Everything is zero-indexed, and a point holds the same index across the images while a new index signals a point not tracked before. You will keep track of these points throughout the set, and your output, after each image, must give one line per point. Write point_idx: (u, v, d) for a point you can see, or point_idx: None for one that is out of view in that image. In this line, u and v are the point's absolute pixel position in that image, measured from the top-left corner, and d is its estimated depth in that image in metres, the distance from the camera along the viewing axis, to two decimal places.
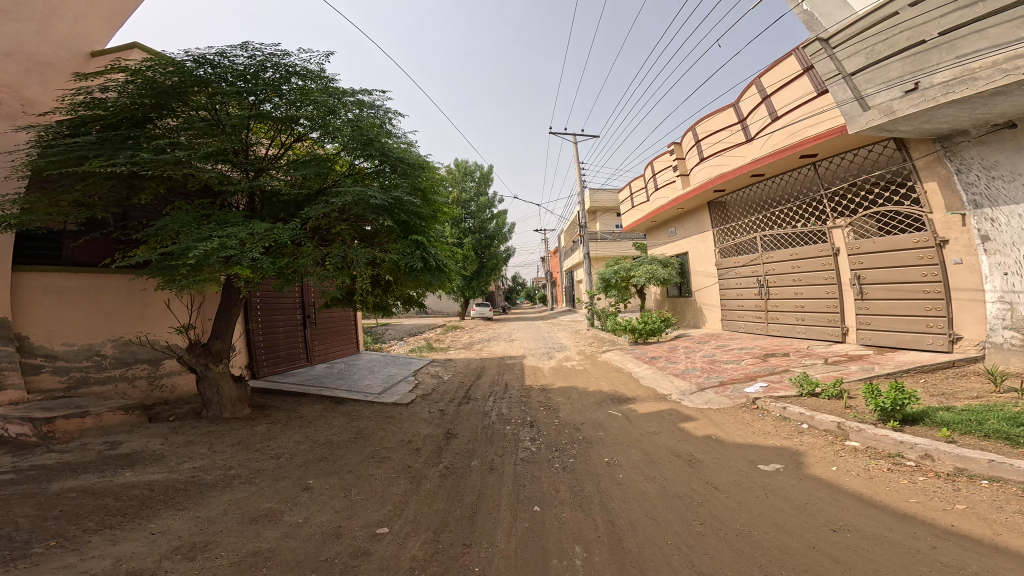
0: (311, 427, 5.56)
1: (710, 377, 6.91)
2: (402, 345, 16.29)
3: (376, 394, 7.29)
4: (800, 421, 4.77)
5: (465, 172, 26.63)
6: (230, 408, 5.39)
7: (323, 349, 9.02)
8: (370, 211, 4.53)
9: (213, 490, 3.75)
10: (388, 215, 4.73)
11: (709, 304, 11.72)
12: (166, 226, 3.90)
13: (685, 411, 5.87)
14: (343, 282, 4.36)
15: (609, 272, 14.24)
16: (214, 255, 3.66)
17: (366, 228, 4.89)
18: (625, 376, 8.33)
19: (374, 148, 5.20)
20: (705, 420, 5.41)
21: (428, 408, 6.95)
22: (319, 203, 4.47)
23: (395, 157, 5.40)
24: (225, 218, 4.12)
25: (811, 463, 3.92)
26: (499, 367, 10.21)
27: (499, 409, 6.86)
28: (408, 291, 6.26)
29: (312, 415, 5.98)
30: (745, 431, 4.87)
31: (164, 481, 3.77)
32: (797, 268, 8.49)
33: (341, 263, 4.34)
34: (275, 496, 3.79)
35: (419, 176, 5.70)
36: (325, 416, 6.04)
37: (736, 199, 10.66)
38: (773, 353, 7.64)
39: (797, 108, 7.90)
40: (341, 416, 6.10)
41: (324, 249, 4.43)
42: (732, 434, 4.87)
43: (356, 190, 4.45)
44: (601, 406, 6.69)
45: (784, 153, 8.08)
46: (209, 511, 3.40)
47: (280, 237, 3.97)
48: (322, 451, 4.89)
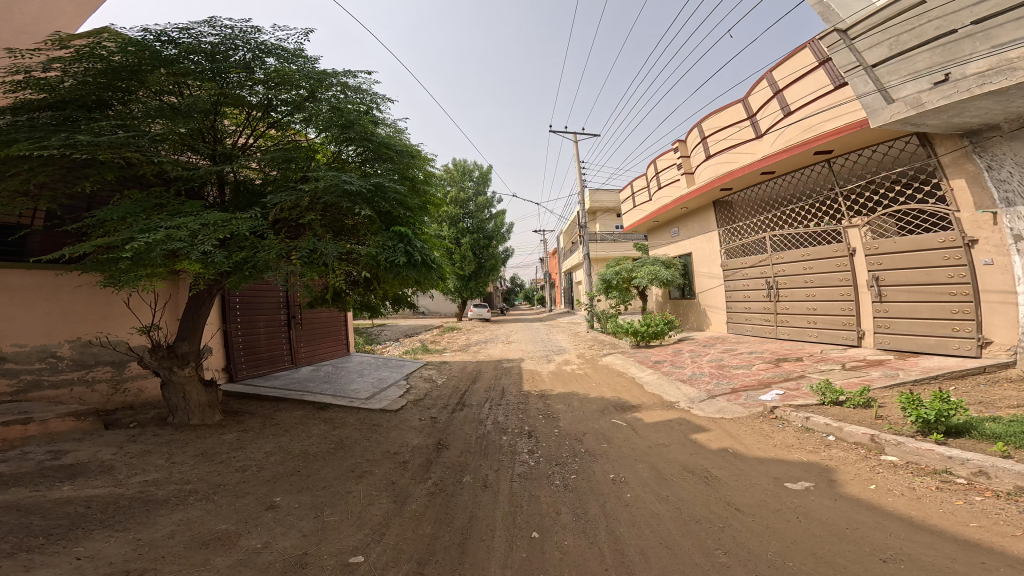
0: (286, 436, 5.09)
1: (720, 384, 6.47)
2: (397, 346, 15.83)
3: (363, 400, 6.81)
4: (825, 432, 4.34)
5: (463, 171, 26.14)
6: (197, 416, 4.93)
7: (309, 351, 8.54)
8: (346, 199, 4.10)
9: (162, 509, 3.30)
10: (367, 205, 4.31)
11: (714, 307, 11.30)
12: (108, 216, 3.47)
13: (695, 420, 5.43)
14: (313, 279, 3.92)
15: (609, 273, 13.82)
16: (158, 247, 3.23)
17: (343, 220, 4.46)
18: (628, 381, 7.90)
19: (359, 135, 4.78)
20: (719, 431, 4.97)
21: (419, 416, 6.49)
22: (287, 192, 4.04)
23: (382, 144, 4.96)
24: (178, 208, 3.69)
25: (843, 480, 3.49)
26: (497, 371, 9.75)
27: (495, 417, 6.41)
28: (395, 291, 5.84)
29: (290, 423, 5.50)
30: (763, 443, 4.44)
31: (106, 497, 3.32)
32: (809, 269, 8.09)
33: (311, 257, 3.90)
34: (233, 516, 3.32)
35: (409, 166, 5.27)
36: (305, 424, 5.56)
37: (744, 198, 10.28)
38: (785, 358, 7.21)
39: (811, 102, 7.54)
40: (322, 425, 5.61)
41: (292, 242, 4.01)
42: (748, 447, 4.44)
43: (330, 176, 4.03)
44: (604, 415, 6.24)
45: (796, 150, 7.72)
46: (152, 533, 2.96)
47: (239, 228, 3.56)
48: (296, 464, 4.41)
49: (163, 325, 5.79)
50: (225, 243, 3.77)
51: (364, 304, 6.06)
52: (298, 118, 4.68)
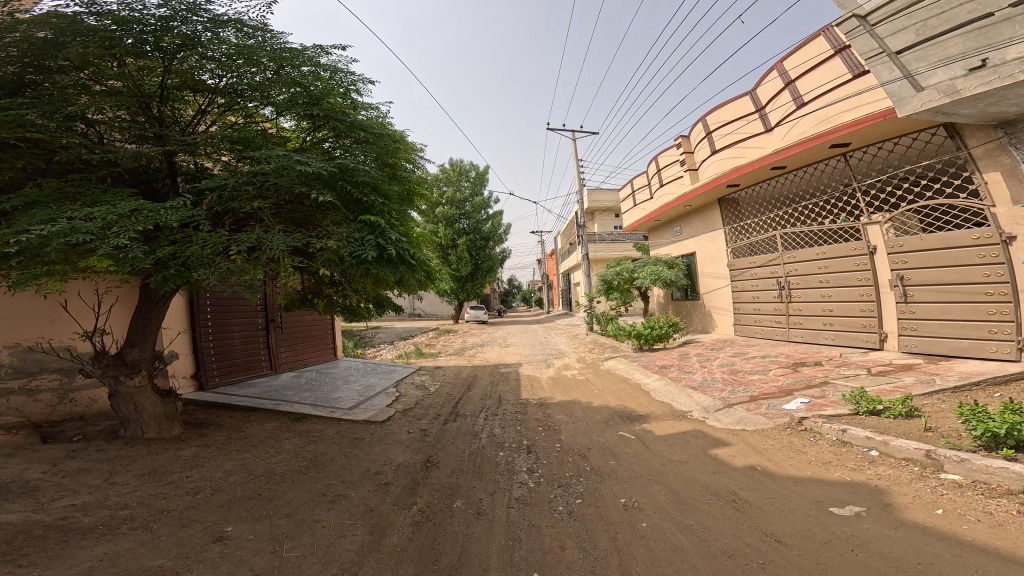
0: (255, 453, 4.51)
1: (736, 391, 5.94)
2: (390, 349, 15.24)
3: (346, 410, 6.25)
4: (866, 446, 3.85)
5: (460, 171, 25.59)
6: (153, 429, 4.37)
7: (291, 356, 7.97)
8: (299, 182, 3.61)
9: (90, 539, 2.74)
10: (327, 191, 3.78)
11: (720, 308, 10.78)
12: (8, 206, 2.99)
13: (713, 433, 4.90)
14: (256, 278, 3.40)
15: (610, 274, 13.31)
16: (58, 240, 2.74)
17: (301, 211, 3.95)
18: (634, 388, 7.37)
19: (326, 116, 4.26)
20: (741, 446, 4.44)
21: (407, 428, 5.92)
22: (230, 178, 3.56)
23: (356, 126, 4.42)
24: (96, 198, 3.21)
25: (901, 506, 2.98)
26: (493, 376, 9.19)
27: (491, 430, 5.86)
28: (374, 291, 5.33)
29: (260, 438, 4.91)
30: (795, 460, 3.91)
31: (21, 524, 2.75)
32: (825, 268, 7.62)
33: (254, 252, 3.39)
34: (172, 549, 2.75)
35: (388, 151, 4.73)
36: (277, 439, 4.97)
37: (751, 195, 9.84)
38: (803, 362, 6.72)
39: (828, 92, 7.08)
40: (297, 440, 5.02)
41: (235, 234, 3.51)
42: (778, 464, 3.92)
43: (282, 159, 3.56)
44: (610, 427, 5.71)
45: (810, 143, 7.29)
46: (67, 571, 2.39)
47: (166, 218, 3.08)
48: (261, 487, 3.84)
49: (109, 331, 5.19)
50: (152, 238, 3.28)
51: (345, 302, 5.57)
52: (262, 101, 4.17)
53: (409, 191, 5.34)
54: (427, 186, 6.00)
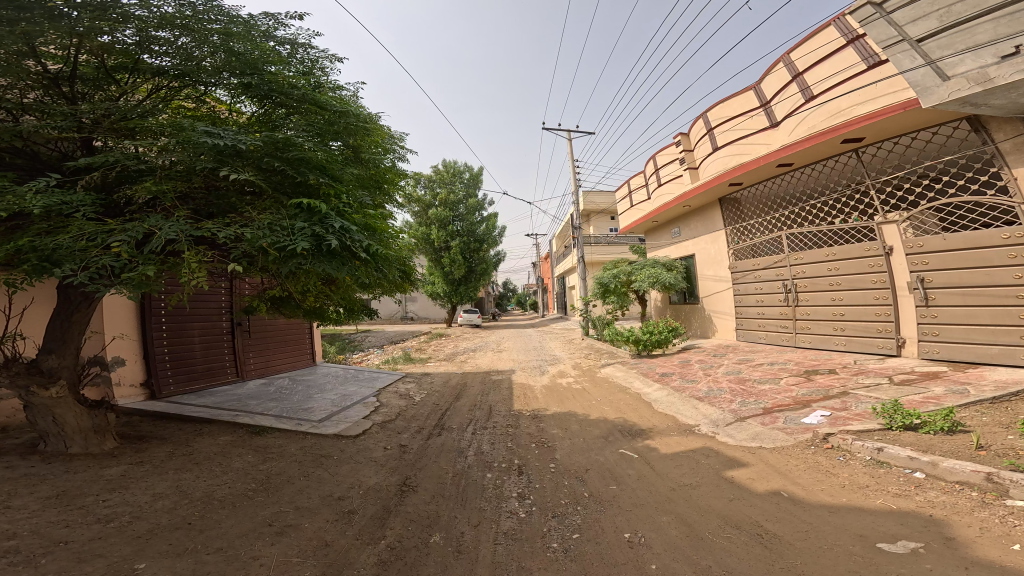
0: (199, 477, 3.88)
1: (747, 403, 5.41)
2: (378, 354, 14.56)
3: (316, 422, 5.66)
4: (908, 467, 3.36)
5: (454, 173, 25.07)
6: (78, 444, 3.93)
7: (259, 362, 7.44)
8: (210, 160, 3.25)
9: None
10: (246, 171, 3.31)
11: (721, 312, 10.33)
12: None
13: (725, 452, 4.36)
14: (141, 276, 2.83)
15: (606, 276, 12.82)
16: None
17: (220, 201, 3.50)
18: (635, 398, 6.83)
19: (270, 86, 3.86)
20: (759, 467, 3.92)
21: (385, 443, 5.31)
22: (132, 161, 3.22)
23: (309, 101, 4.00)
24: None
25: (968, 541, 2.47)
26: (484, 384, 8.58)
27: (478, 446, 5.28)
28: (334, 292, 4.78)
29: (210, 459, 4.30)
30: (825, 484, 3.40)
31: None
32: (835, 271, 7.20)
33: (139, 244, 2.86)
34: None
35: (344, 129, 4.21)
36: (230, 460, 4.35)
37: (751, 195, 9.47)
38: (816, 370, 6.23)
39: (840, 85, 6.74)
40: (252, 460, 4.40)
41: (129, 224, 3.06)
42: (807, 489, 3.40)
43: (187, 134, 3.20)
44: (610, 444, 5.17)
45: (819, 139, 6.94)
46: None
47: (31, 204, 2.71)
48: (199, 519, 3.23)
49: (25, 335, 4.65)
50: (26, 230, 2.86)
51: (302, 301, 5.00)
52: (200, 73, 3.71)
53: (370, 179, 4.78)
54: (395, 175, 5.44)
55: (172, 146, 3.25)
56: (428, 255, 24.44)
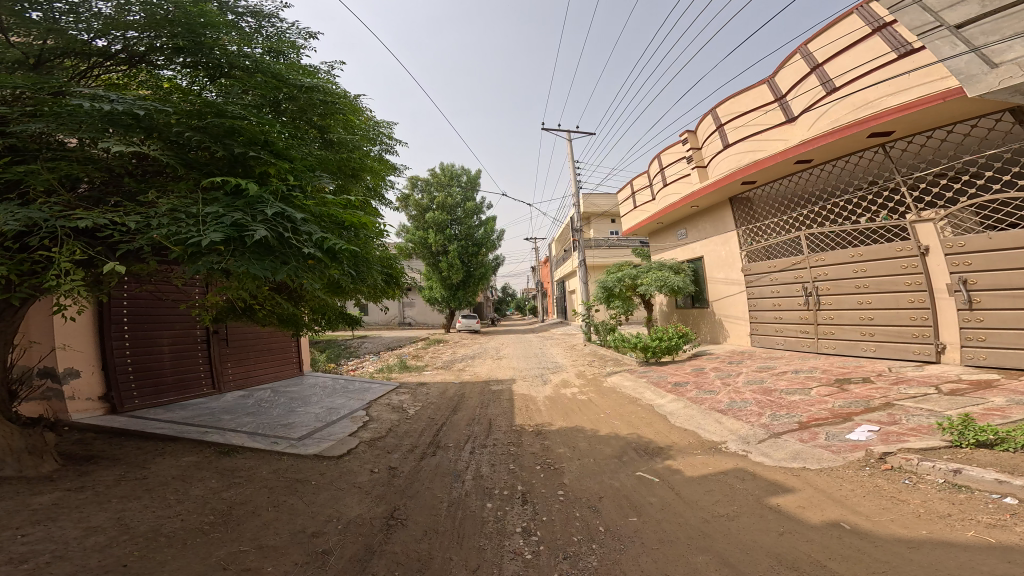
0: (153, 508, 3.31)
1: (779, 417, 4.86)
2: (371, 362, 13.91)
3: (296, 440, 5.09)
4: (992, 492, 2.88)
5: (451, 176, 24.68)
6: (9, 466, 3.36)
7: (238, 372, 6.90)
8: (97, 132, 2.80)
9: None
10: (147, 148, 2.83)
11: (734, 317, 9.76)
12: None
13: (764, 475, 3.78)
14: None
15: (610, 280, 12.26)
16: None
17: (124, 189, 3.06)
18: (648, 411, 6.25)
19: (219, 55, 3.50)
20: (809, 494, 3.36)
21: (375, 465, 4.74)
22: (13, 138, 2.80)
23: (264, 72, 3.64)
24: None
25: None
26: (482, 396, 7.98)
27: (477, 468, 4.70)
28: (300, 296, 4.24)
29: (167, 485, 3.70)
30: (896, 514, 2.89)
31: None
32: (862, 272, 6.70)
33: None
34: None
35: (300, 100, 3.87)
36: (191, 486, 3.76)
37: (765, 194, 9.00)
38: (849, 379, 5.67)
39: (866, 75, 6.39)
40: (215, 487, 3.80)
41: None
42: (873, 520, 2.88)
43: (73, 105, 2.77)
44: (627, 465, 4.59)
45: (846, 132, 6.56)
46: None
47: None
48: (150, 559, 2.68)
49: None
50: None
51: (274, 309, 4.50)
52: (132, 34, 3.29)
53: (338, 167, 4.31)
54: (373, 165, 4.97)
55: (53, 119, 2.77)
56: (424, 259, 23.89)
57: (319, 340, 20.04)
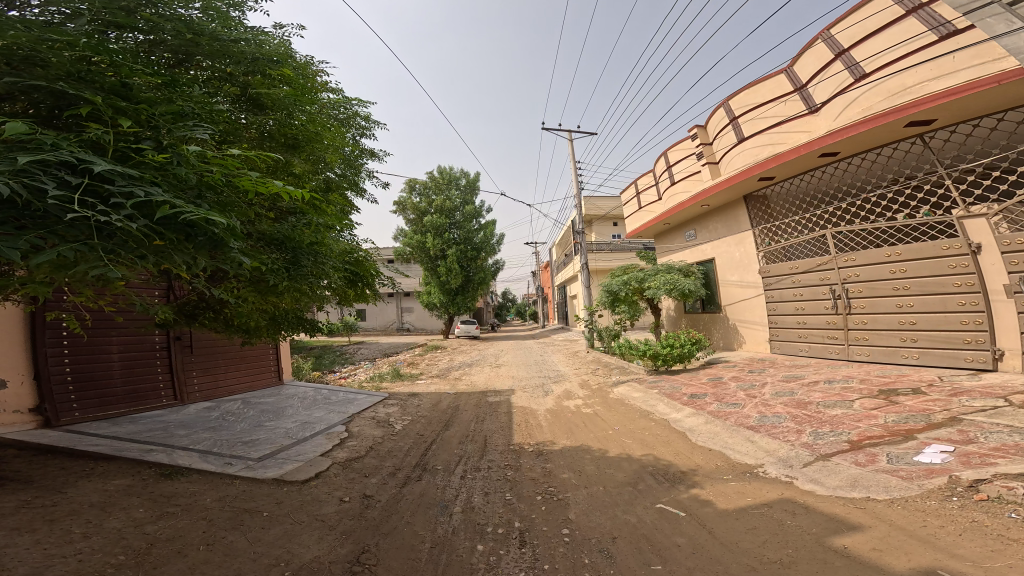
0: (48, 549, 2.62)
1: (823, 435, 4.15)
2: (364, 370, 13.18)
3: (256, 461, 4.40)
4: None
5: (448, 179, 24.13)
6: None
7: (202, 382, 6.33)
8: None
9: None
10: None
11: (751, 322, 9.05)
12: None
13: (819, 507, 3.06)
14: None
15: (615, 283, 11.56)
16: None
17: None
18: (663, 426, 5.53)
19: None
20: (882, 531, 2.65)
21: (350, 493, 4.03)
22: None
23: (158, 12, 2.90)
24: None
25: None
26: (478, 408, 7.26)
27: (467, 499, 3.98)
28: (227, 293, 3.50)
29: (79, 515, 3.08)
30: (1015, 560, 2.18)
31: None
32: (901, 273, 6.05)
33: None
34: None
35: (223, 56, 3.24)
36: (109, 517, 3.12)
37: (784, 190, 8.39)
38: (895, 390, 4.96)
39: (900, 59, 5.87)
40: (141, 520, 3.13)
41: None
42: (983, 568, 2.18)
43: None
44: (643, 494, 3.87)
45: (878, 122, 6.03)
46: None
47: None
48: None
49: None
50: None
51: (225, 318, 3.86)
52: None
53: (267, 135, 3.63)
54: (332, 141, 4.32)
55: None
56: (423, 264, 23.27)
57: (313, 348, 19.39)
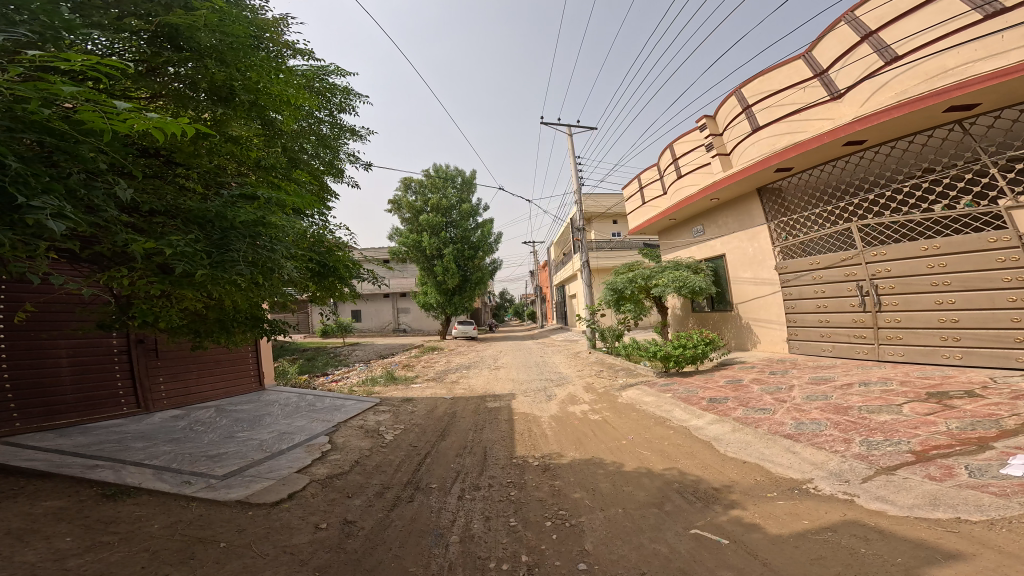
0: None
1: (878, 445, 3.65)
2: (354, 374, 12.49)
3: (219, 479, 3.78)
4: None
5: (445, 177, 23.53)
6: None
7: (170, 390, 5.70)
8: None
9: None
10: None
11: (767, 321, 8.53)
12: None
13: (901, 533, 2.55)
14: None
15: (620, 281, 10.96)
16: None
17: None
18: (685, 434, 4.96)
19: None
20: (997, 563, 2.13)
21: (339, 515, 3.48)
22: None
23: None
24: None
25: None
26: (477, 415, 6.67)
27: (472, 524, 3.41)
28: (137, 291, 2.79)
29: None
30: None
31: None
32: (942, 268, 5.65)
33: None
34: None
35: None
36: (25, 548, 2.51)
37: (802, 181, 7.87)
38: (946, 394, 4.46)
39: (939, 40, 5.50)
40: (64, 552, 2.51)
41: None
42: None
43: None
44: (676, 515, 3.31)
45: (916, 105, 5.56)
46: None
47: None
48: None
49: None
50: None
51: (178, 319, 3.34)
52: None
53: (204, 84, 2.91)
54: (288, 97, 3.59)
55: None
56: (419, 263, 22.65)
57: (304, 349, 18.65)
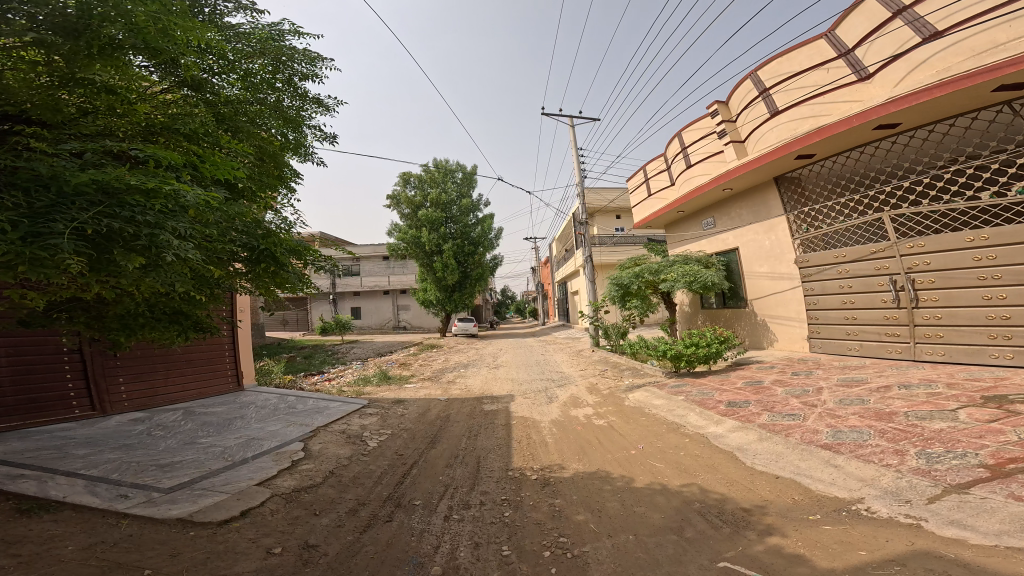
0: None
1: (941, 458, 3.09)
2: (348, 373, 11.99)
3: (166, 491, 3.28)
4: None
5: (445, 171, 22.92)
6: None
7: (131, 391, 5.28)
8: None
9: None
10: None
11: (785, 317, 7.95)
12: None
13: (997, 568, 2.01)
14: None
15: (625, 276, 10.36)
16: None
17: None
18: (704, 443, 4.40)
19: None
20: None
21: (303, 537, 2.96)
22: None
23: None
24: None
25: None
26: (472, 419, 6.14)
27: (458, 551, 2.87)
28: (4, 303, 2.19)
29: None
30: None
31: None
32: (989, 259, 5.08)
33: None
34: None
35: None
36: None
37: (826, 169, 7.27)
38: (1007, 398, 3.89)
39: (986, 13, 4.90)
40: None
41: None
42: None
43: None
44: (700, 541, 2.77)
45: (960, 83, 4.96)
46: None
47: None
48: None
49: None
50: None
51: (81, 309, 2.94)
52: None
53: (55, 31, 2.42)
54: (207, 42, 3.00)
55: None
56: (418, 260, 22.16)
57: (302, 347, 18.24)
